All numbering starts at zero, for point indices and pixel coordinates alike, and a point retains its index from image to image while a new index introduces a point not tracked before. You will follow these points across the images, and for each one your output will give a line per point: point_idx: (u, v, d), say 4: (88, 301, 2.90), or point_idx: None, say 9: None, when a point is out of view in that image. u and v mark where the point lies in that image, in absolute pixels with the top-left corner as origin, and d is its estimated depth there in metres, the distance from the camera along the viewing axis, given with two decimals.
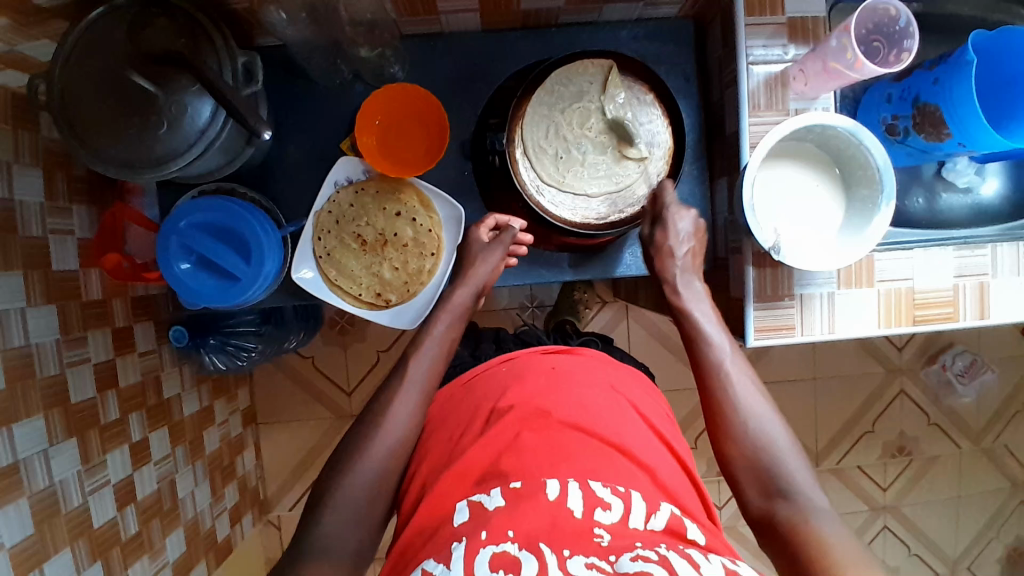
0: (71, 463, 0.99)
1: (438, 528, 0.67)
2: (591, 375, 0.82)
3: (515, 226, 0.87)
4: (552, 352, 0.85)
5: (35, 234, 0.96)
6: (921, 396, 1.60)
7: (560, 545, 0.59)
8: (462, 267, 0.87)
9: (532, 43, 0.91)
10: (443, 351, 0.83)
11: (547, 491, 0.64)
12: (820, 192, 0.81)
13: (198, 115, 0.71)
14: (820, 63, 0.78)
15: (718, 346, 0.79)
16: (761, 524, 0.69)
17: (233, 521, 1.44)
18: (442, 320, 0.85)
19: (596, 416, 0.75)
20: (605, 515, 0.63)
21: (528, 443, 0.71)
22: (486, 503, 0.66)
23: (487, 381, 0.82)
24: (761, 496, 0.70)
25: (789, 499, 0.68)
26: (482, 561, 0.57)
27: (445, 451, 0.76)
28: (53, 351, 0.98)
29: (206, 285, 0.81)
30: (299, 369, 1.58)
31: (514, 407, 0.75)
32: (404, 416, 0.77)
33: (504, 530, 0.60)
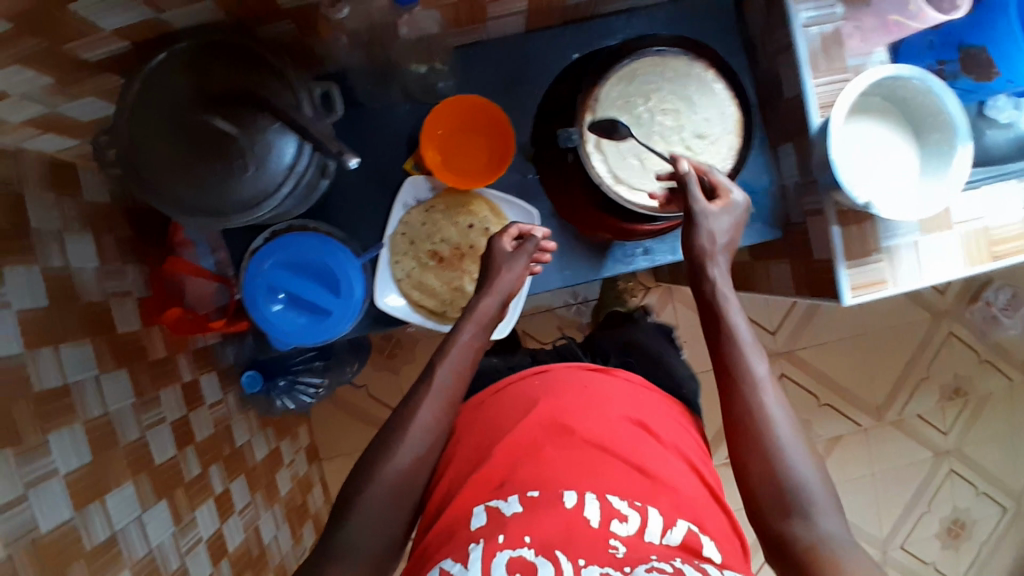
0: (164, 526, 0.97)
1: (455, 530, 0.67)
2: (623, 395, 0.81)
3: (537, 234, 0.83)
4: (591, 370, 0.84)
5: (96, 299, 0.94)
6: (967, 336, 1.62)
7: (575, 554, 0.61)
8: (485, 276, 0.82)
9: (575, 37, 0.90)
10: (467, 357, 0.80)
11: (564, 500, 0.66)
12: (897, 144, 0.82)
13: (283, 153, 0.70)
14: (878, 20, 0.82)
15: (746, 353, 0.72)
16: (774, 543, 0.66)
17: (316, 560, 1.43)
18: (465, 329, 0.80)
19: (623, 436, 0.75)
20: (621, 526, 0.65)
21: (551, 457, 0.72)
22: (503, 509, 0.66)
23: (518, 392, 0.82)
24: (780, 515, 0.66)
25: (806, 520, 0.64)
26: (499, 564, 0.60)
27: (470, 458, 0.76)
28: (131, 414, 0.96)
29: (297, 325, 0.80)
30: (354, 400, 1.57)
31: (539, 423, 0.76)
32: (422, 424, 0.74)
33: (520, 535, 0.62)
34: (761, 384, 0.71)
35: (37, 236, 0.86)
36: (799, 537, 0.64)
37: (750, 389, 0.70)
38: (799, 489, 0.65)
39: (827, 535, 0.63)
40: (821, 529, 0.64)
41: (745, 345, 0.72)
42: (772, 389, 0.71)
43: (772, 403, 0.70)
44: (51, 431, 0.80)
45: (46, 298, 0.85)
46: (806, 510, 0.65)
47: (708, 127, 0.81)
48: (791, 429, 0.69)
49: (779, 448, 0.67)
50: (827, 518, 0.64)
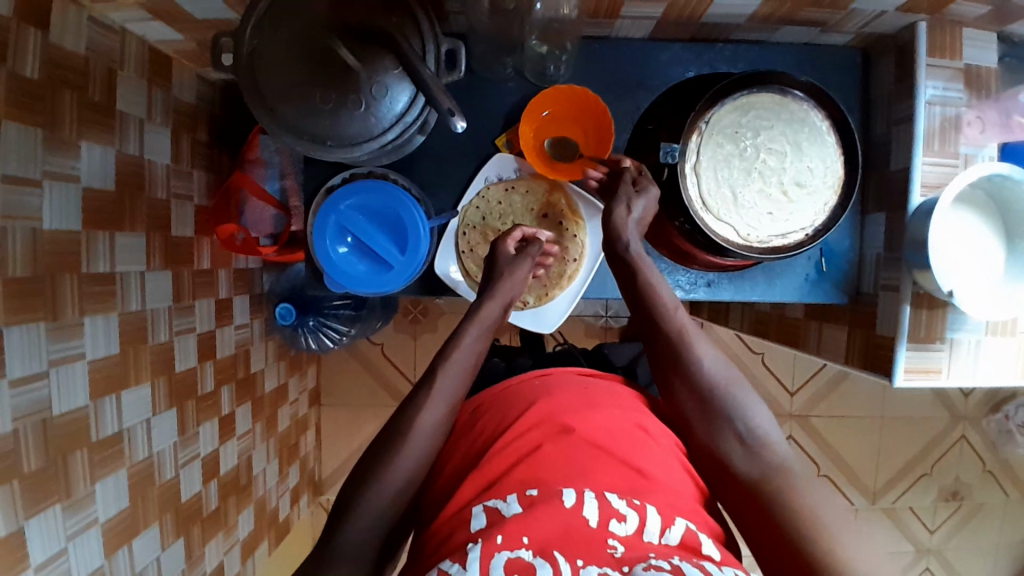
0: (168, 434, 0.97)
1: (454, 531, 0.64)
2: (622, 400, 0.78)
3: (541, 239, 0.84)
4: (586, 373, 0.85)
5: (160, 196, 0.94)
6: (979, 444, 1.60)
7: (574, 555, 0.59)
8: (490, 279, 0.81)
9: (696, 56, 0.89)
10: (472, 360, 0.75)
11: (563, 498, 0.63)
12: (991, 241, 0.80)
13: (396, 100, 0.69)
14: (1000, 115, 0.81)
15: (674, 305, 0.78)
16: (718, 473, 0.72)
17: (293, 501, 1.43)
18: (471, 331, 0.76)
19: (620, 437, 0.71)
20: (620, 526, 0.62)
21: (548, 453, 0.69)
22: (502, 510, 0.63)
23: (519, 392, 0.80)
24: (722, 446, 0.72)
25: (744, 445, 0.71)
26: (498, 565, 0.56)
27: (468, 453, 0.75)
28: (164, 317, 0.95)
29: (357, 271, 0.80)
30: (368, 356, 1.57)
31: (538, 425, 0.73)
32: (427, 426, 0.70)
33: (519, 536, 0.59)
34: (689, 331, 0.76)
35: (120, 120, 0.85)
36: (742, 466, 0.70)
37: (680, 340, 0.76)
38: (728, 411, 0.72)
39: (766, 461, 0.70)
40: (759, 452, 0.70)
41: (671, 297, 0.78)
42: (701, 335, 0.77)
43: (702, 345, 0.76)
44: (87, 314, 0.80)
45: (114, 183, 0.84)
46: (743, 437, 0.71)
47: (809, 177, 0.80)
48: (721, 367, 0.75)
49: (709, 383, 0.74)
50: (768, 446, 0.71)
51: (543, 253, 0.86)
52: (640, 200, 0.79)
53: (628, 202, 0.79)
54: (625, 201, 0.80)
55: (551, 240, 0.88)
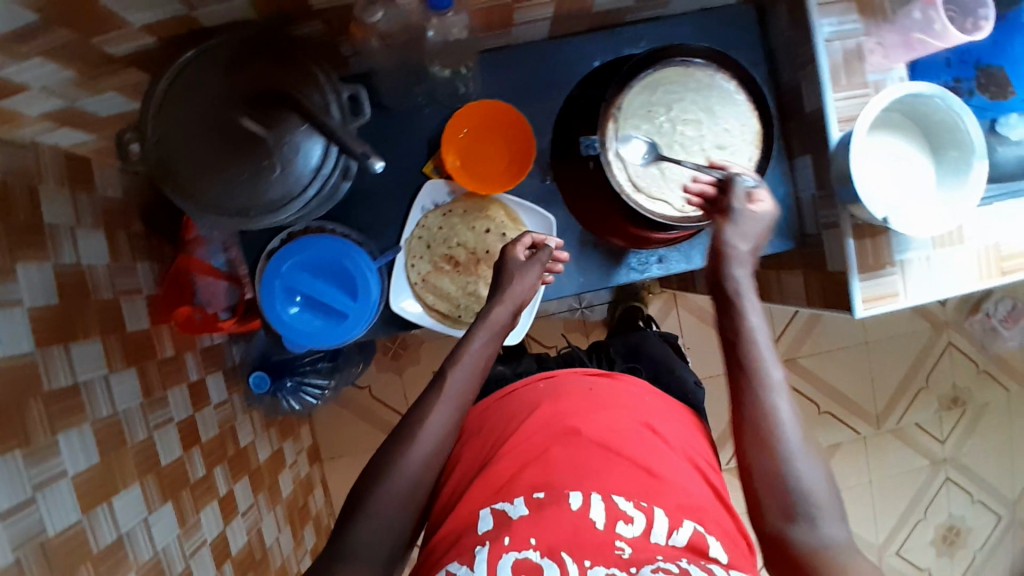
0: (169, 528, 0.94)
1: (462, 534, 0.67)
2: (631, 400, 0.81)
3: (550, 245, 0.83)
4: (592, 373, 0.86)
5: (107, 296, 0.93)
6: (968, 345, 1.62)
7: (582, 556, 0.61)
8: (500, 283, 0.82)
9: (598, 42, 0.90)
10: (479, 369, 0.77)
11: (570, 501, 0.66)
12: (916, 161, 0.82)
13: (309, 154, 0.69)
14: (901, 36, 0.81)
15: (762, 353, 0.71)
16: (771, 545, 0.66)
17: (316, 562, 1.41)
18: (480, 336, 0.79)
19: (628, 438, 0.74)
20: (628, 528, 0.64)
21: (557, 457, 0.72)
22: (510, 512, 0.67)
23: (525, 396, 0.83)
24: (782, 518, 0.65)
25: (808, 527, 0.64)
26: (505, 565, 0.60)
27: (476, 461, 0.78)
28: (139, 414, 0.94)
29: (314, 327, 0.80)
30: (357, 401, 1.56)
31: (545, 428, 0.76)
32: (436, 427, 0.72)
33: (526, 538, 0.63)
34: (776, 387, 0.69)
35: (48, 232, 0.84)
36: (800, 545, 0.64)
37: (762, 390, 0.69)
38: (801, 491, 0.65)
39: (826, 536, 0.64)
40: (825, 532, 0.64)
41: (761, 339, 0.71)
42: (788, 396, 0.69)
43: (787, 409, 0.68)
44: (60, 431, 0.78)
45: (57, 296, 0.83)
46: (812, 516, 0.64)
47: (728, 138, 0.82)
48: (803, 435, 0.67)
49: (786, 451, 0.66)
50: (833, 530, 0.64)
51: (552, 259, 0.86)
52: (757, 218, 0.75)
53: (743, 202, 0.75)
54: (740, 198, 0.75)
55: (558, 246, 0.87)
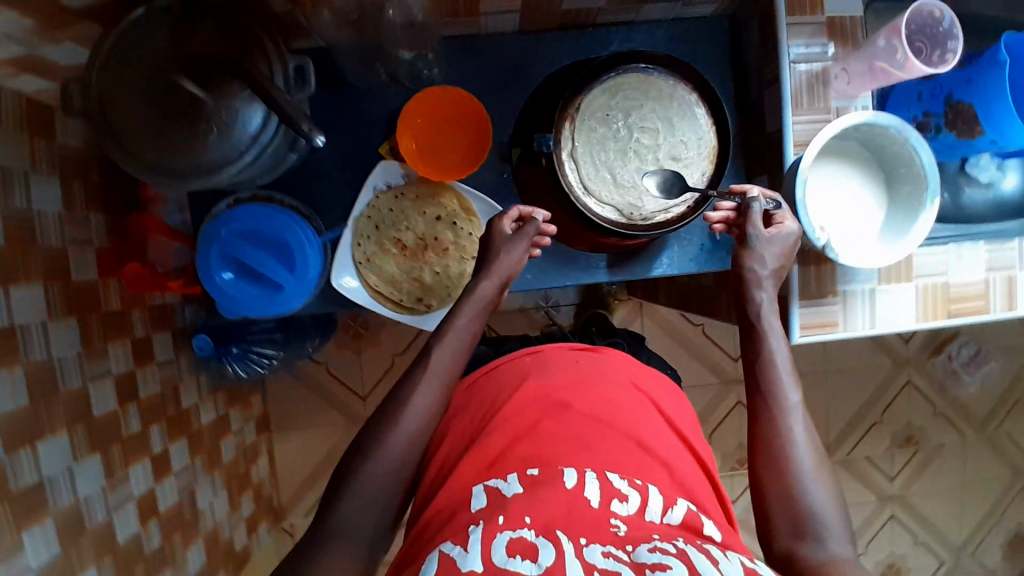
0: (94, 480, 0.94)
1: (455, 513, 0.63)
2: (618, 373, 0.79)
3: (538, 218, 0.84)
4: (578, 348, 0.83)
5: (54, 244, 0.91)
6: (927, 386, 1.62)
7: (577, 533, 0.57)
8: (485, 259, 0.83)
9: (568, 42, 0.90)
10: (465, 345, 0.79)
11: (565, 479, 0.63)
12: (862, 194, 0.82)
13: (249, 121, 0.68)
14: (867, 64, 0.79)
15: (781, 377, 0.73)
16: (782, 563, 0.64)
17: (251, 530, 1.43)
18: (465, 312, 0.80)
19: (618, 409, 0.73)
20: (622, 506, 0.61)
21: (548, 431, 0.69)
22: (503, 489, 0.63)
23: (509, 369, 0.79)
24: (790, 535, 0.64)
25: (817, 542, 0.63)
26: (500, 545, 0.55)
27: (466, 434, 0.74)
28: (75, 363, 0.93)
29: (250, 295, 0.79)
30: (312, 376, 1.56)
31: (536, 400, 0.73)
32: (420, 408, 0.73)
33: (521, 516, 0.58)
34: (793, 411, 0.71)
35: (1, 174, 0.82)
36: (808, 558, 0.62)
37: (782, 412, 0.70)
38: (812, 506, 0.65)
39: (832, 556, 0.62)
40: (829, 552, 0.62)
41: (780, 362, 0.74)
42: (801, 417, 0.70)
43: (802, 431, 0.69)
44: None
45: (2, 238, 0.82)
46: (821, 535, 0.63)
47: (683, 151, 0.83)
48: (820, 459, 0.68)
49: (796, 465, 0.67)
50: (837, 543, 0.63)
51: (540, 233, 0.86)
52: (784, 241, 0.77)
53: (764, 242, 0.77)
54: (761, 241, 0.77)
55: (547, 219, 0.87)
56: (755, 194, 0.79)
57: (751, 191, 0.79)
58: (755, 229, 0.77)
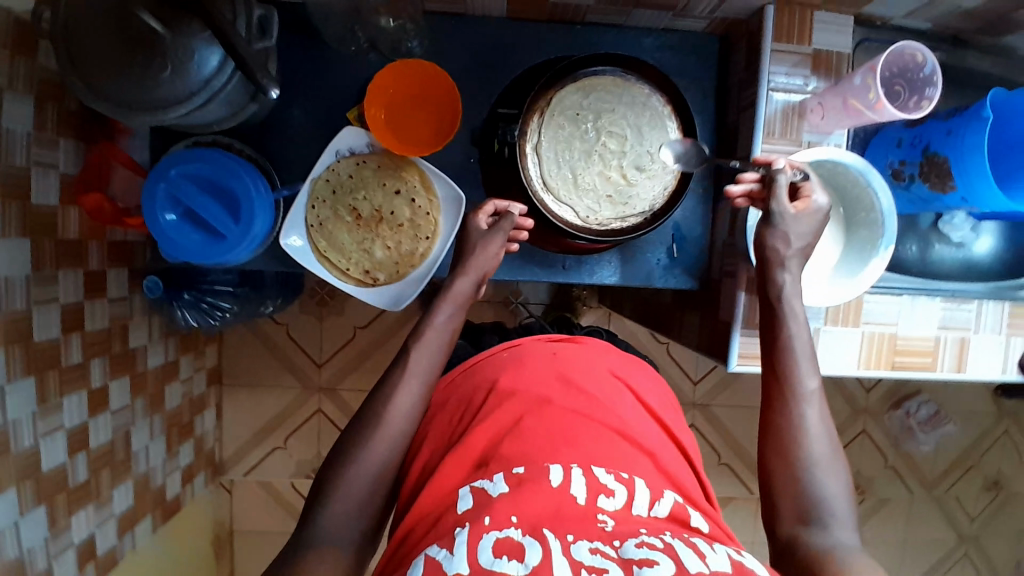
0: (25, 403, 0.90)
1: (440, 517, 0.62)
2: (592, 358, 0.78)
3: (514, 212, 0.80)
4: (555, 341, 0.81)
5: (18, 163, 0.87)
6: (881, 438, 1.61)
7: (563, 532, 0.57)
8: (460, 255, 0.80)
9: (556, 36, 0.90)
10: (445, 341, 0.77)
11: (551, 477, 0.61)
12: (823, 230, 0.83)
13: (204, 63, 0.67)
14: (840, 99, 0.80)
15: (797, 365, 0.71)
16: (783, 549, 0.66)
17: (186, 480, 1.42)
18: (442, 310, 0.77)
19: (599, 402, 0.72)
20: (608, 501, 0.61)
21: (530, 427, 0.67)
22: (487, 490, 0.62)
23: (488, 365, 0.78)
24: (795, 522, 0.66)
25: (821, 528, 0.64)
26: (485, 547, 0.54)
27: (445, 436, 0.73)
28: (22, 287, 0.89)
29: (191, 240, 0.79)
30: (272, 336, 1.55)
31: (517, 393, 0.72)
32: (402, 408, 0.72)
33: (507, 516, 0.57)
34: (808, 397, 0.70)
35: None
36: (811, 545, 0.63)
37: (795, 398, 0.70)
38: (816, 494, 0.66)
39: (838, 543, 0.63)
40: (835, 539, 0.63)
41: (795, 348, 0.72)
42: (818, 406, 0.70)
43: (815, 420, 0.69)
44: None
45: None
46: (825, 521, 0.65)
47: (648, 161, 0.83)
48: (830, 452, 0.68)
49: (805, 456, 0.67)
50: (841, 528, 0.64)
51: (516, 228, 0.83)
52: (811, 216, 0.75)
53: (788, 218, 0.74)
54: (785, 216, 0.74)
55: (526, 214, 0.84)
56: (782, 164, 0.75)
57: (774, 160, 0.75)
58: (779, 202, 0.74)
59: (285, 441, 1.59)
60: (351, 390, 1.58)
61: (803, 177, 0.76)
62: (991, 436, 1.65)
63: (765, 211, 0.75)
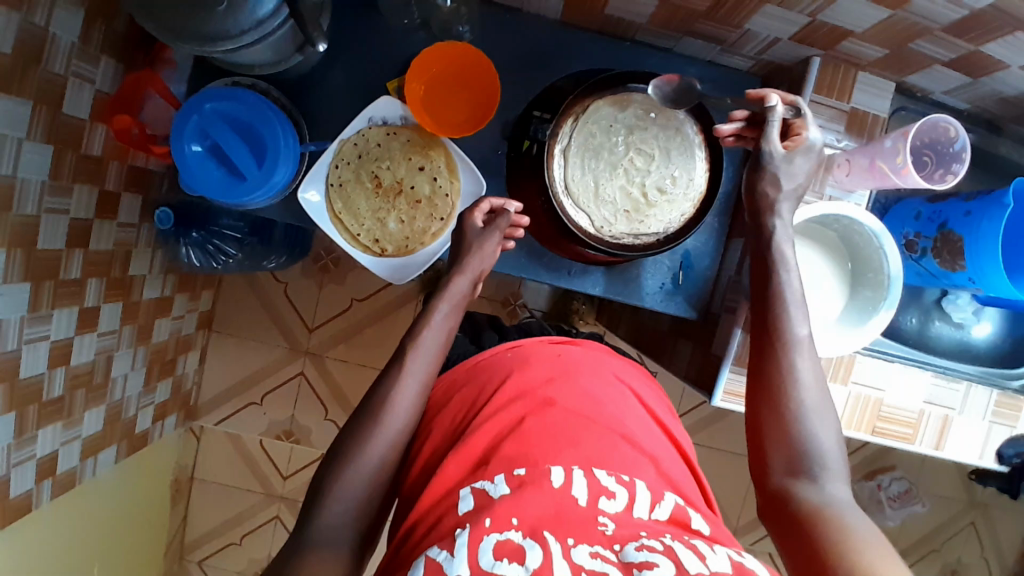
0: (18, 307, 0.90)
1: (441, 518, 0.61)
2: (597, 366, 0.80)
3: (510, 211, 0.83)
4: (558, 343, 0.83)
5: (57, 71, 0.88)
6: None
7: (564, 534, 0.57)
8: (458, 254, 0.82)
9: (603, 48, 0.91)
10: (442, 338, 0.78)
11: (552, 478, 0.62)
12: (829, 283, 0.85)
13: (260, 5, 0.68)
14: (868, 159, 0.80)
15: (788, 312, 0.71)
16: (775, 500, 0.66)
17: (156, 418, 1.41)
18: (442, 308, 0.79)
19: (600, 405, 0.73)
20: (609, 504, 0.61)
21: (533, 428, 0.68)
22: (489, 491, 0.61)
23: (492, 366, 0.78)
24: (786, 473, 0.67)
25: (813, 479, 0.65)
26: (486, 551, 0.54)
27: (450, 432, 0.74)
28: (36, 191, 0.89)
29: (212, 176, 0.79)
30: (269, 292, 1.56)
31: (521, 396, 0.72)
32: (406, 404, 0.72)
33: (508, 518, 0.57)
34: (798, 345, 0.70)
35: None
36: (802, 496, 0.64)
37: (784, 348, 0.70)
38: (807, 443, 0.67)
39: (831, 499, 0.64)
40: (827, 491, 0.64)
41: (788, 296, 0.72)
42: (808, 353, 0.70)
43: (805, 367, 0.69)
44: None
45: (10, 47, 0.79)
46: (815, 473, 0.65)
47: (671, 185, 0.84)
48: (820, 404, 0.69)
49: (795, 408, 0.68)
50: (832, 478, 0.65)
51: (513, 226, 0.85)
52: (804, 153, 0.75)
53: (784, 163, 0.74)
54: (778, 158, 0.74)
55: (522, 211, 0.86)
56: (774, 99, 0.76)
57: (766, 97, 0.76)
58: (768, 143, 0.75)
59: (260, 398, 1.59)
60: (337, 359, 1.58)
61: (796, 116, 0.78)
62: (957, 524, 1.64)
63: (756, 151, 0.76)
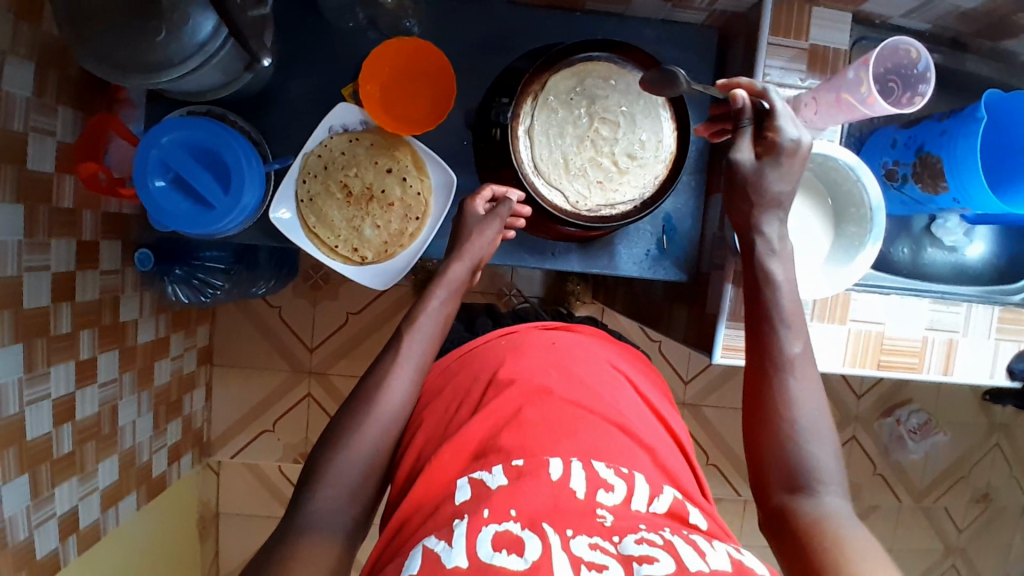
0: (13, 369, 0.90)
1: (438, 506, 0.62)
2: (588, 353, 0.79)
3: (512, 198, 0.83)
4: (550, 329, 0.83)
5: (15, 128, 0.87)
6: (872, 446, 1.60)
7: (563, 526, 0.56)
8: (456, 240, 0.82)
9: (554, 23, 0.90)
10: (438, 325, 0.78)
11: (550, 470, 0.61)
12: (814, 222, 0.84)
13: (199, 28, 0.68)
14: (833, 94, 0.79)
15: (782, 329, 0.71)
16: (776, 516, 0.65)
17: (172, 459, 1.41)
18: (436, 294, 0.79)
19: (599, 394, 0.72)
20: (608, 497, 0.60)
21: (530, 418, 0.67)
22: (486, 482, 0.61)
23: (484, 353, 0.78)
24: (786, 491, 0.65)
25: (812, 494, 0.64)
26: (484, 540, 0.53)
27: (439, 424, 0.72)
28: (14, 251, 0.88)
29: (180, 208, 0.79)
30: (265, 318, 1.56)
31: (515, 384, 0.71)
32: (395, 395, 0.71)
33: (506, 509, 0.57)
34: (791, 363, 0.70)
35: None
36: (802, 510, 0.63)
37: (779, 368, 0.69)
38: (805, 460, 0.65)
39: (829, 512, 0.62)
40: (826, 506, 0.63)
41: (778, 313, 0.72)
42: (802, 373, 0.69)
43: (800, 386, 0.69)
44: None
45: None
46: (814, 487, 0.64)
47: (640, 149, 0.83)
48: (815, 422, 0.67)
49: (792, 426, 0.67)
50: (830, 492, 0.64)
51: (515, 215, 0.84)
52: (775, 164, 0.72)
53: (769, 174, 0.72)
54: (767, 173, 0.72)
55: (523, 201, 0.84)
56: (741, 97, 0.72)
57: (733, 97, 0.72)
58: (738, 146, 0.74)
59: (271, 425, 1.59)
60: (342, 375, 1.58)
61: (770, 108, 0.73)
62: (982, 448, 1.64)
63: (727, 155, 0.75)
